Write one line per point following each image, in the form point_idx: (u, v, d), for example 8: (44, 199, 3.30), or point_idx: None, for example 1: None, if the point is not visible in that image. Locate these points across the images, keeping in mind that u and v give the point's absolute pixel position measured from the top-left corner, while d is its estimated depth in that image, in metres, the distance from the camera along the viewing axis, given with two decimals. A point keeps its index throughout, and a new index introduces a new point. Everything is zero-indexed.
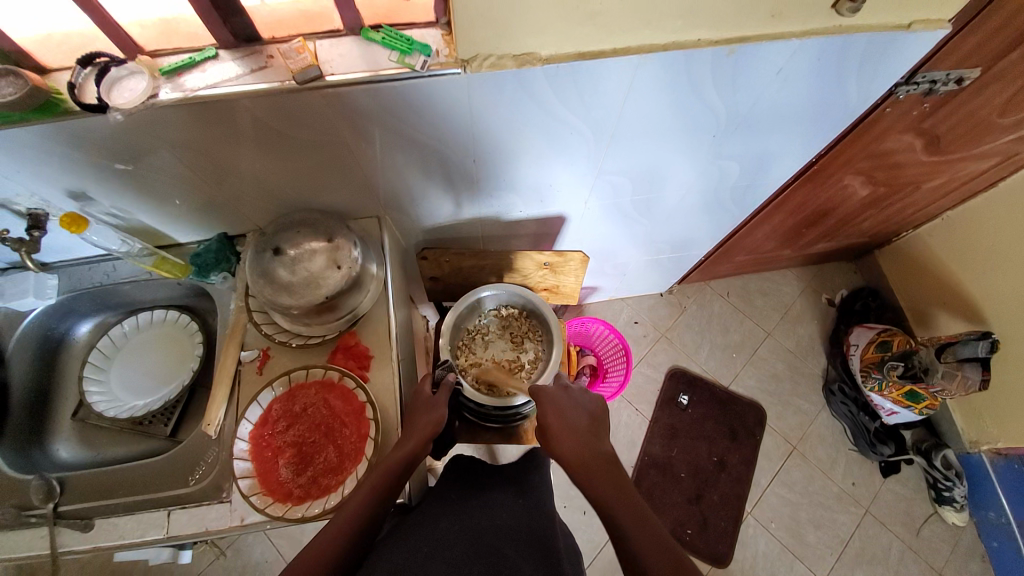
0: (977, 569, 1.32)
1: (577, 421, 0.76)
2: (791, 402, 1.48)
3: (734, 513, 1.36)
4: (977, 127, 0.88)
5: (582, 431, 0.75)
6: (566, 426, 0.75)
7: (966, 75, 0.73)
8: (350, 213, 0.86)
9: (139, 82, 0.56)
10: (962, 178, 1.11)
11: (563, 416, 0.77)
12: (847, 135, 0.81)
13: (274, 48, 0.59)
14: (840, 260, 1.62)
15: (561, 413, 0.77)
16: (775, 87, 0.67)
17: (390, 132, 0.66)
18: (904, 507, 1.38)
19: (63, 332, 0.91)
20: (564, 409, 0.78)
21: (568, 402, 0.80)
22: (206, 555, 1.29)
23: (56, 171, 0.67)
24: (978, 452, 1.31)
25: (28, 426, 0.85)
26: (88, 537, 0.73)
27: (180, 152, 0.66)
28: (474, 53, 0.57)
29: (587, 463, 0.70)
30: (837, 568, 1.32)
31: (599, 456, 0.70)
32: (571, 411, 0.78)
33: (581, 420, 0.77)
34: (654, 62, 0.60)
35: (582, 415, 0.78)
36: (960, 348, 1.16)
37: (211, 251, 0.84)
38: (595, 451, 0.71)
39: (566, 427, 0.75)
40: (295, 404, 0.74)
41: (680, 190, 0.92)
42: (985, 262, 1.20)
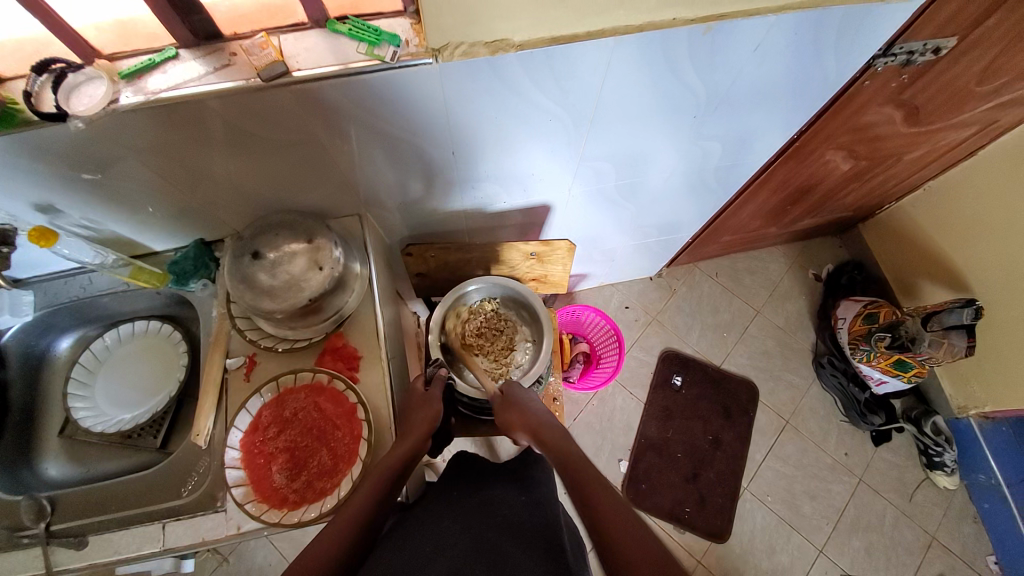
0: (968, 530, 1.35)
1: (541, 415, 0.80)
2: (783, 378, 1.50)
3: (731, 489, 1.38)
4: (955, 95, 0.88)
5: (539, 425, 0.78)
6: (528, 418, 0.79)
7: (943, 44, 0.72)
8: (330, 212, 0.84)
9: (98, 88, 0.54)
10: (942, 148, 1.11)
11: (524, 411, 0.81)
12: (827, 110, 0.81)
13: (236, 45, 0.57)
14: (825, 235, 1.63)
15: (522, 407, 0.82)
16: (754, 63, 0.66)
17: (365, 127, 0.65)
18: (896, 474, 1.40)
19: (44, 348, 0.89)
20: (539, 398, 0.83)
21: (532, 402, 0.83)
22: (208, 562, 1.28)
23: (20, 184, 0.65)
24: (966, 416, 1.33)
25: (14, 445, 0.83)
26: (82, 555, 0.72)
27: (149, 158, 0.64)
28: (445, 41, 0.55)
29: (557, 448, 0.73)
30: (833, 537, 1.34)
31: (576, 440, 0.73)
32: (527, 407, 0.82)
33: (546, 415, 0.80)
34: (629, 43, 0.59)
35: (541, 411, 0.81)
36: (946, 316, 1.18)
37: (189, 258, 0.83)
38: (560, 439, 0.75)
39: (523, 420, 0.80)
40: (285, 409, 0.73)
41: (664, 172, 0.91)
42: (967, 231, 1.22)
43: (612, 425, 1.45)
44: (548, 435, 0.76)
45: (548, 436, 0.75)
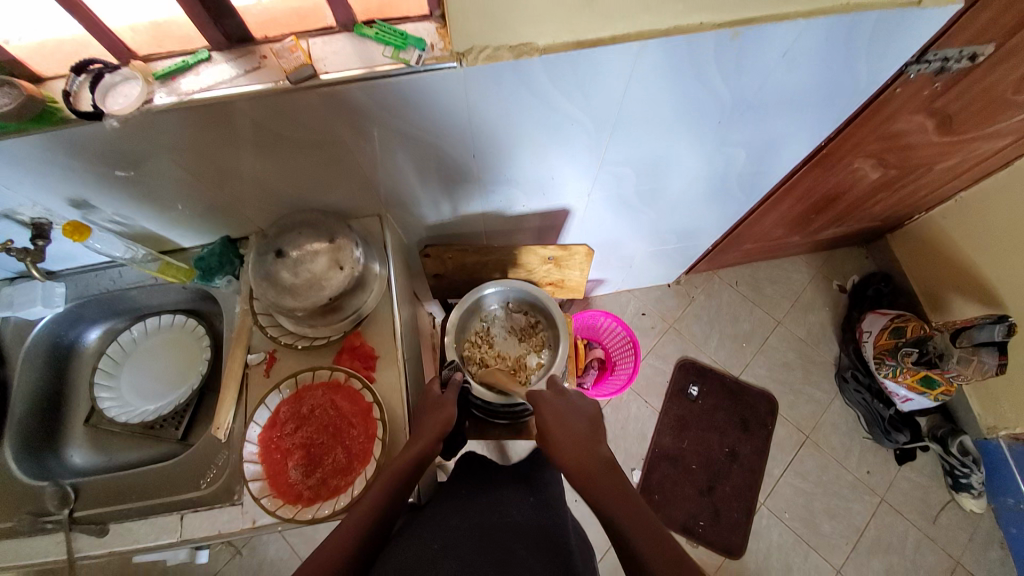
0: (995, 555, 1.30)
1: (580, 428, 0.77)
2: (803, 391, 1.46)
3: (747, 504, 1.35)
4: (991, 104, 0.86)
5: (584, 438, 0.75)
6: (568, 434, 0.76)
7: (979, 51, 0.70)
8: (351, 213, 0.86)
9: (133, 88, 0.56)
10: (975, 158, 1.08)
11: (563, 423, 0.77)
12: (856, 118, 0.79)
13: (266, 48, 0.58)
14: (850, 246, 1.59)
15: (561, 418, 0.78)
16: (781, 69, 0.65)
17: (389, 130, 0.66)
18: (920, 494, 1.36)
19: (73, 339, 0.92)
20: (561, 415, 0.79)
21: (572, 411, 0.80)
22: (222, 555, 1.30)
23: (58, 180, 0.67)
24: (995, 438, 1.28)
25: (42, 432, 0.86)
26: (102, 542, 0.74)
27: (179, 156, 0.66)
28: (469, 45, 0.55)
29: (597, 476, 0.69)
30: (853, 557, 1.31)
31: (589, 449, 0.73)
32: (570, 417, 0.79)
33: (585, 429, 0.77)
34: (654, 49, 0.58)
35: (584, 421, 0.78)
36: (975, 333, 1.14)
37: (215, 254, 0.85)
38: (603, 466, 0.70)
39: (567, 433, 0.76)
40: (302, 406, 0.74)
41: (685, 179, 0.91)
42: (1001, 244, 1.18)
43: (626, 433, 1.43)
44: (577, 455, 0.72)
45: (586, 462, 0.71)
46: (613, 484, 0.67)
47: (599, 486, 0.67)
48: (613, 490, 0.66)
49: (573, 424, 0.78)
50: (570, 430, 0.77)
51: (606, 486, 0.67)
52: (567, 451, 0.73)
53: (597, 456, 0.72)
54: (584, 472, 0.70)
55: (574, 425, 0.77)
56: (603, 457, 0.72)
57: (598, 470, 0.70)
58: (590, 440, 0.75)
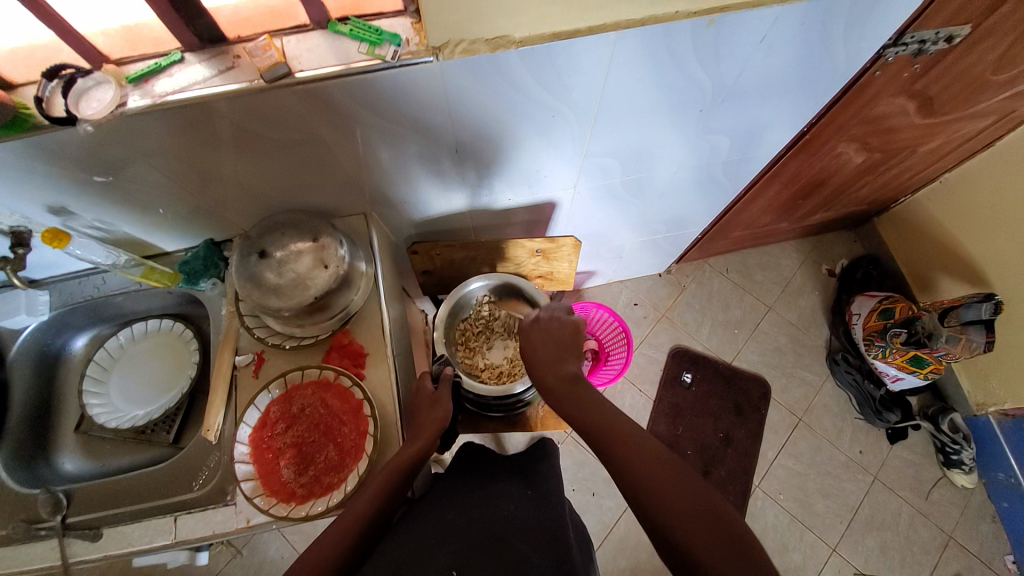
0: (986, 529, 1.33)
1: (554, 349, 0.79)
2: (795, 375, 1.48)
3: (742, 487, 1.37)
4: (971, 85, 0.86)
5: (557, 356, 0.78)
6: (543, 355, 0.78)
7: (956, 32, 0.70)
8: (335, 212, 0.85)
9: (106, 92, 0.55)
10: (958, 140, 1.08)
11: (540, 345, 0.80)
12: (837, 103, 0.80)
13: (240, 47, 0.57)
14: (838, 230, 1.60)
15: (536, 340, 0.81)
16: (761, 55, 0.65)
17: (369, 127, 0.65)
18: (912, 473, 1.38)
19: (60, 346, 0.91)
20: (538, 342, 0.80)
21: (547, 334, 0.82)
22: (222, 556, 1.30)
23: (35, 187, 0.67)
24: (985, 414, 1.30)
25: (32, 441, 0.86)
26: (97, 547, 0.73)
27: (158, 160, 0.65)
28: (445, 39, 0.55)
29: (569, 395, 0.71)
30: (847, 536, 1.33)
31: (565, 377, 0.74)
32: (544, 344, 0.80)
33: (559, 349, 0.79)
34: (631, 38, 0.58)
35: (556, 343, 0.80)
36: (963, 312, 1.16)
37: (199, 257, 0.84)
38: (574, 382, 0.73)
39: (542, 359, 0.78)
40: (293, 405, 0.74)
41: (670, 168, 0.91)
42: (987, 223, 1.18)
43: None
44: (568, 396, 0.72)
45: (568, 392, 0.72)
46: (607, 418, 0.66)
47: (594, 424, 0.66)
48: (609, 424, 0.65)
49: (548, 345, 0.80)
50: (546, 355, 0.78)
51: (604, 424, 0.65)
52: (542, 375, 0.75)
53: (567, 375, 0.74)
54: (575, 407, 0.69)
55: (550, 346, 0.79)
56: (574, 374, 0.75)
57: (576, 392, 0.71)
58: (563, 359, 0.77)
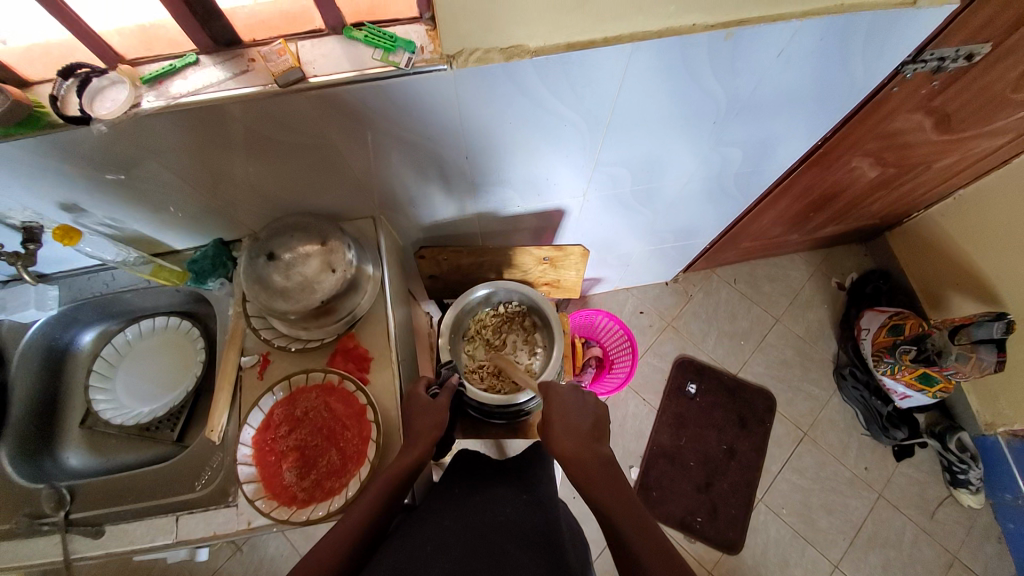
0: (992, 551, 1.30)
1: (584, 427, 0.75)
2: (801, 388, 1.46)
3: (744, 500, 1.35)
4: (989, 103, 0.85)
5: (586, 436, 0.74)
6: (572, 431, 0.74)
7: (977, 51, 0.69)
8: (345, 215, 0.85)
9: (121, 92, 0.55)
10: (974, 156, 1.07)
11: (567, 418, 0.75)
12: (853, 118, 0.79)
13: (254, 50, 0.57)
14: (849, 243, 1.59)
15: (565, 411, 0.77)
16: (776, 69, 0.65)
17: (382, 133, 0.65)
18: (918, 491, 1.36)
19: (67, 342, 0.92)
20: (566, 409, 0.77)
21: (576, 404, 0.78)
22: (222, 552, 1.31)
23: (48, 184, 0.67)
24: (993, 434, 1.28)
25: (38, 436, 0.86)
26: (99, 544, 0.73)
27: (170, 160, 0.65)
28: (459, 47, 0.55)
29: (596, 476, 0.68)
30: (850, 553, 1.31)
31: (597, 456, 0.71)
32: (574, 412, 0.77)
33: (589, 427, 0.75)
34: (646, 50, 0.58)
35: (588, 418, 0.76)
36: (974, 330, 1.14)
37: (208, 257, 0.84)
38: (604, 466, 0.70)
39: (569, 426, 0.75)
40: (296, 408, 0.74)
41: (681, 179, 0.90)
42: (1001, 242, 1.17)
43: (623, 430, 1.43)
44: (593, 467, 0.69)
45: (587, 460, 0.70)
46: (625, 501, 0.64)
47: (613, 506, 0.63)
48: (625, 506, 0.63)
49: (577, 422, 0.75)
50: (576, 427, 0.75)
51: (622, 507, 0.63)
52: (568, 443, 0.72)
53: (599, 455, 0.71)
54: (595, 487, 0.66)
55: (580, 419, 0.76)
56: (606, 456, 0.72)
57: (601, 470, 0.69)
58: (592, 439, 0.74)
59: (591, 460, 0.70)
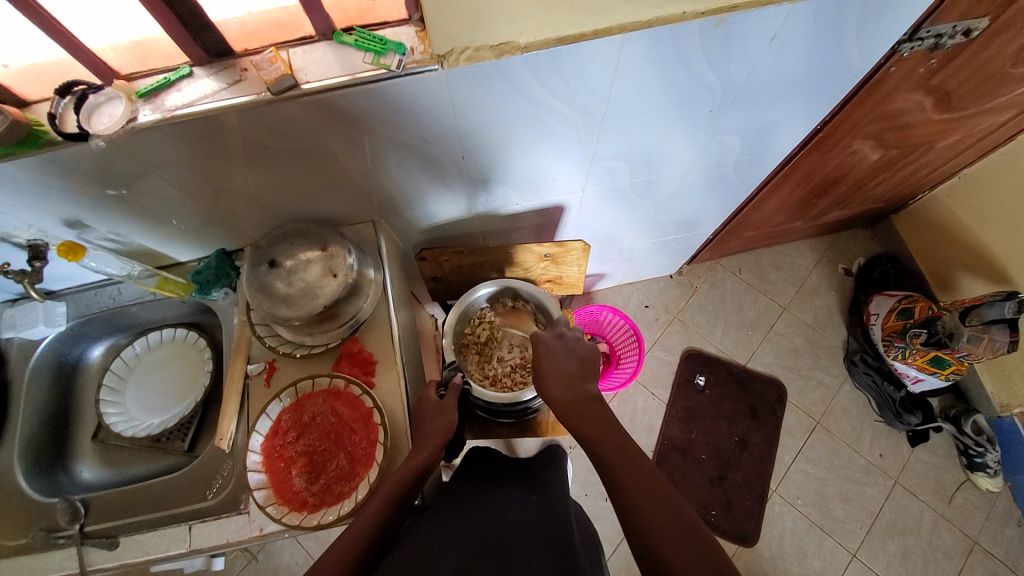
0: (1013, 534, 1.29)
1: (570, 368, 0.75)
2: (811, 376, 1.45)
3: (758, 491, 1.34)
4: (990, 78, 0.84)
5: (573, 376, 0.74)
6: (559, 375, 0.74)
7: (974, 25, 0.69)
8: (345, 220, 0.86)
9: (117, 107, 0.56)
10: (978, 134, 1.06)
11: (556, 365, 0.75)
12: (852, 99, 0.78)
13: (246, 60, 0.58)
14: (855, 228, 1.57)
15: (551, 358, 0.76)
16: (770, 54, 0.64)
17: (377, 137, 0.65)
18: (934, 476, 1.34)
19: (76, 357, 0.93)
20: (555, 361, 0.76)
21: (562, 351, 0.78)
22: (239, 560, 1.32)
23: (52, 202, 0.68)
24: (1009, 416, 1.27)
25: (51, 451, 0.87)
26: (114, 555, 0.74)
27: (169, 172, 0.66)
28: (450, 47, 0.55)
29: (585, 415, 0.68)
30: (868, 542, 1.29)
31: (584, 396, 0.70)
32: (561, 359, 0.76)
33: (575, 368, 0.75)
34: (636, 40, 0.57)
35: (575, 360, 0.76)
36: (985, 310, 1.12)
37: (211, 267, 0.84)
38: (590, 403, 0.69)
39: (557, 372, 0.74)
40: (304, 414, 0.75)
41: (680, 170, 0.90)
42: (1009, 219, 1.15)
43: (633, 425, 1.43)
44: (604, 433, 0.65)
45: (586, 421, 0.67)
46: (630, 453, 0.62)
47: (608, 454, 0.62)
48: (618, 446, 0.62)
49: (563, 363, 0.76)
50: (563, 370, 0.74)
51: (623, 459, 0.61)
52: (555, 388, 0.72)
53: (585, 394, 0.71)
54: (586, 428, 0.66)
55: (566, 361, 0.76)
56: (592, 394, 0.71)
57: (596, 420, 0.66)
58: (579, 379, 0.73)
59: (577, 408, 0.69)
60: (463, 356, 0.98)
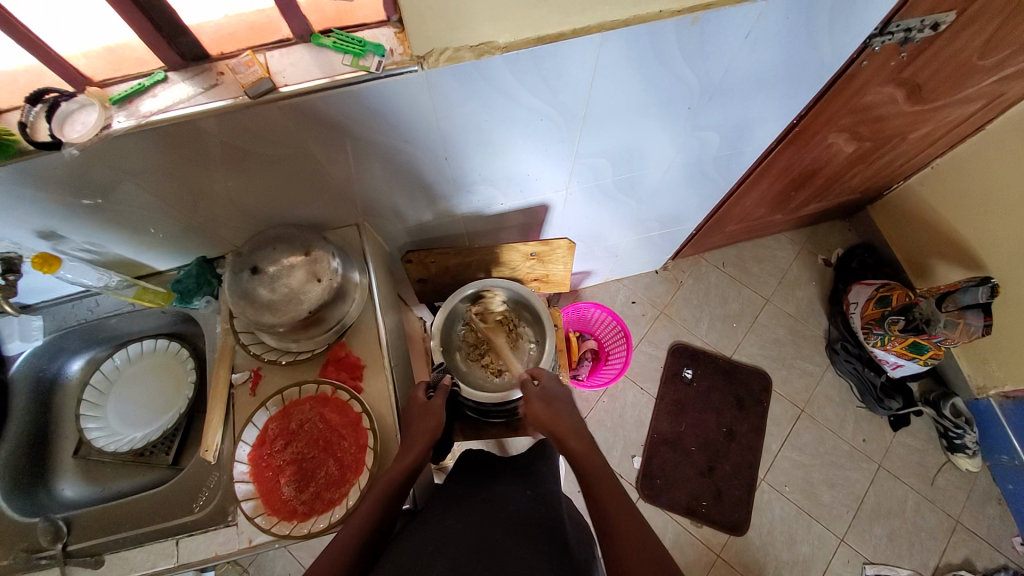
0: (993, 513, 1.32)
1: (569, 414, 0.78)
2: (795, 366, 1.48)
3: (747, 481, 1.36)
4: (957, 71, 0.86)
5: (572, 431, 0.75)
6: (558, 418, 0.76)
7: (941, 20, 0.71)
8: (328, 224, 0.85)
9: (90, 115, 0.54)
10: (948, 125, 1.09)
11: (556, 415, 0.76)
12: (825, 95, 0.80)
13: (222, 64, 0.57)
14: (833, 219, 1.61)
15: (552, 400, 0.79)
16: (746, 51, 0.65)
17: (357, 140, 0.65)
18: (917, 459, 1.38)
19: (55, 371, 0.90)
20: (557, 403, 0.79)
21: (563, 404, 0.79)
22: (229, 573, 1.30)
23: (24, 213, 0.66)
24: (985, 398, 1.31)
25: (30, 470, 0.84)
26: (98, 573, 0.73)
27: (146, 180, 0.65)
28: (429, 48, 0.55)
29: (580, 458, 0.71)
30: (854, 526, 1.32)
31: (580, 437, 0.74)
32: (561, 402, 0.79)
33: (573, 414, 0.78)
34: (615, 39, 0.58)
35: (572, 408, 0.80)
36: (960, 296, 1.16)
37: (191, 275, 0.83)
38: (588, 446, 0.72)
39: (558, 415, 0.77)
40: (291, 422, 0.74)
41: (662, 166, 0.91)
42: (981, 207, 1.19)
43: (623, 421, 1.44)
44: (606, 496, 0.63)
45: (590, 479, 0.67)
46: (612, 486, 0.65)
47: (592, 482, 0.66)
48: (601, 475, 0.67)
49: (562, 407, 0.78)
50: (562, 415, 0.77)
51: (606, 486, 0.65)
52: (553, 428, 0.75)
53: (582, 437, 0.74)
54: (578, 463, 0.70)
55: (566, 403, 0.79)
56: (588, 439, 0.74)
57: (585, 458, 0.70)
58: (577, 425, 0.76)
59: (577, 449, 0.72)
60: (452, 360, 0.98)
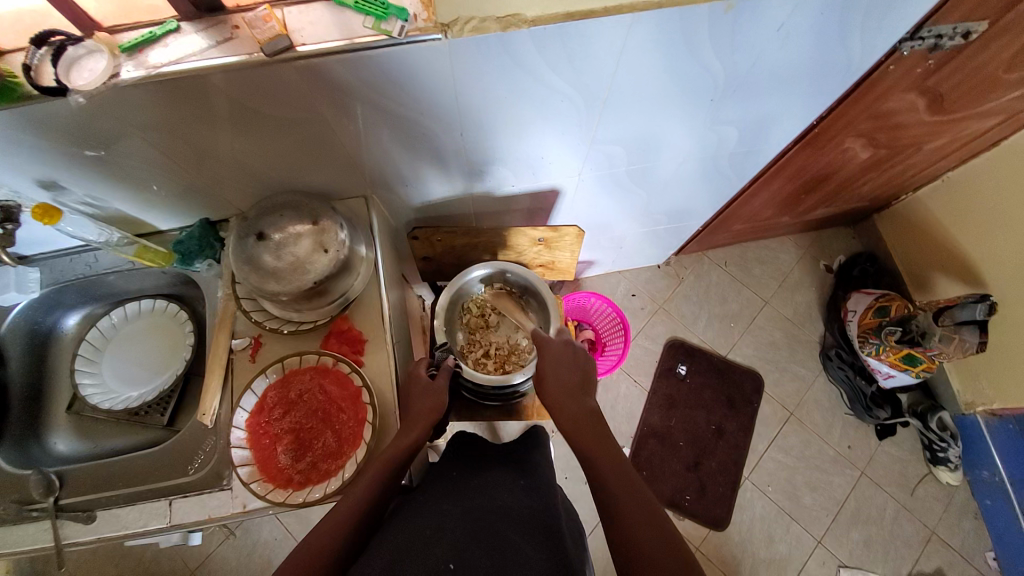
0: (968, 525, 1.35)
1: (574, 379, 0.77)
2: (789, 369, 1.49)
3: (732, 478, 1.38)
4: (980, 84, 0.85)
5: (575, 389, 0.76)
6: (561, 385, 0.76)
7: (973, 28, 0.69)
8: (335, 194, 0.83)
9: (98, 62, 0.53)
10: (964, 138, 1.08)
11: (556, 374, 0.77)
12: (849, 97, 0.78)
13: (238, 17, 0.55)
14: (838, 226, 1.60)
15: (555, 366, 0.79)
16: (776, 44, 0.64)
17: (373, 107, 0.63)
18: (899, 468, 1.40)
19: (50, 325, 0.89)
20: (557, 373, 0.78)
21: (565, 360, 0.80)
22: (216, 536, 1.31)
23: (26, 160, 0.64)
24: (972, 414, 1.32)
25: (24, 422, 0.84)
26: (89, 529, 0.73)
27: (151, 134, 0.63)
28: (454, 15, 0.53)
29: (584, 428, 0.70)
30: (833, 528, 1.35)
31: (583, 409, 0.73)
32: (563, 369, 0.78)
33: (578, 380, 0.77)
34: (646, 22, 0.56)
35: (578, 373, 0.78)
36: (958, 311, 1.14)
37: (194, 238, 0.81)
38: (590, 415, 0.72)
39: (559, 383, 0.76)
40: (290, 391, 0.73)
41: (677, 158, 0.89)
42: (986, 223, 1.19)
43: (615, 412, 1.45)
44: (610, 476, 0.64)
45: (589, 448, 0.68)
46: (618, 463, 0.66)
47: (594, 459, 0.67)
48: (604, 448, 0.67)
49: (567, 374, 0.78)
50: (565, 382, 0.77)
51: (608, 459, 0.66)
52: (557, 402, 0.74)
53: (588, 409, 0.73)
54: (579, 434, 0.70)
55: (567, 375, 0.78)
56: (592, 408, 0.74)
57: (587, 427, 0.70)
58: (581, 393, 0.76)
59: (579, 420, 0.71)
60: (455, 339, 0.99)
